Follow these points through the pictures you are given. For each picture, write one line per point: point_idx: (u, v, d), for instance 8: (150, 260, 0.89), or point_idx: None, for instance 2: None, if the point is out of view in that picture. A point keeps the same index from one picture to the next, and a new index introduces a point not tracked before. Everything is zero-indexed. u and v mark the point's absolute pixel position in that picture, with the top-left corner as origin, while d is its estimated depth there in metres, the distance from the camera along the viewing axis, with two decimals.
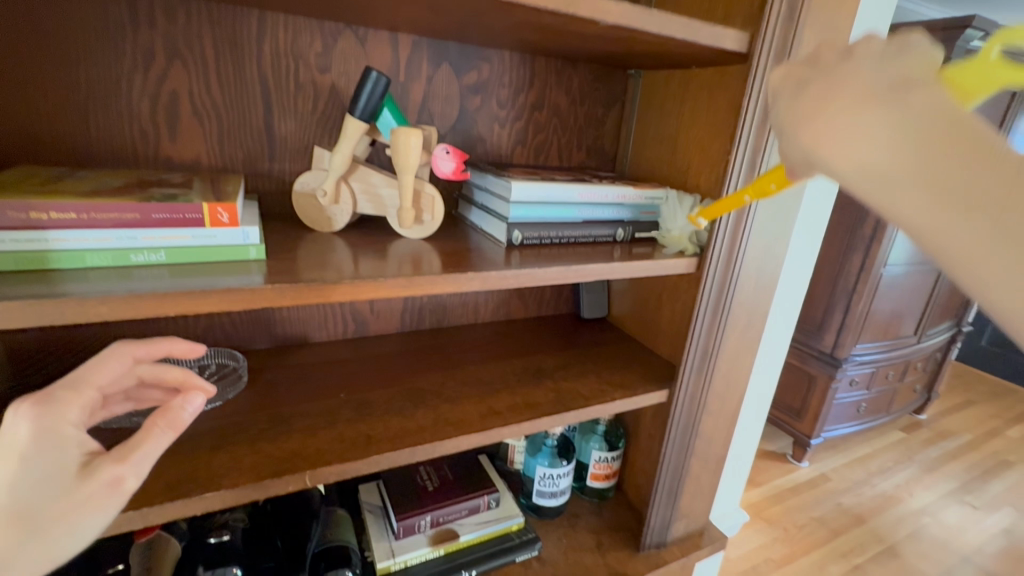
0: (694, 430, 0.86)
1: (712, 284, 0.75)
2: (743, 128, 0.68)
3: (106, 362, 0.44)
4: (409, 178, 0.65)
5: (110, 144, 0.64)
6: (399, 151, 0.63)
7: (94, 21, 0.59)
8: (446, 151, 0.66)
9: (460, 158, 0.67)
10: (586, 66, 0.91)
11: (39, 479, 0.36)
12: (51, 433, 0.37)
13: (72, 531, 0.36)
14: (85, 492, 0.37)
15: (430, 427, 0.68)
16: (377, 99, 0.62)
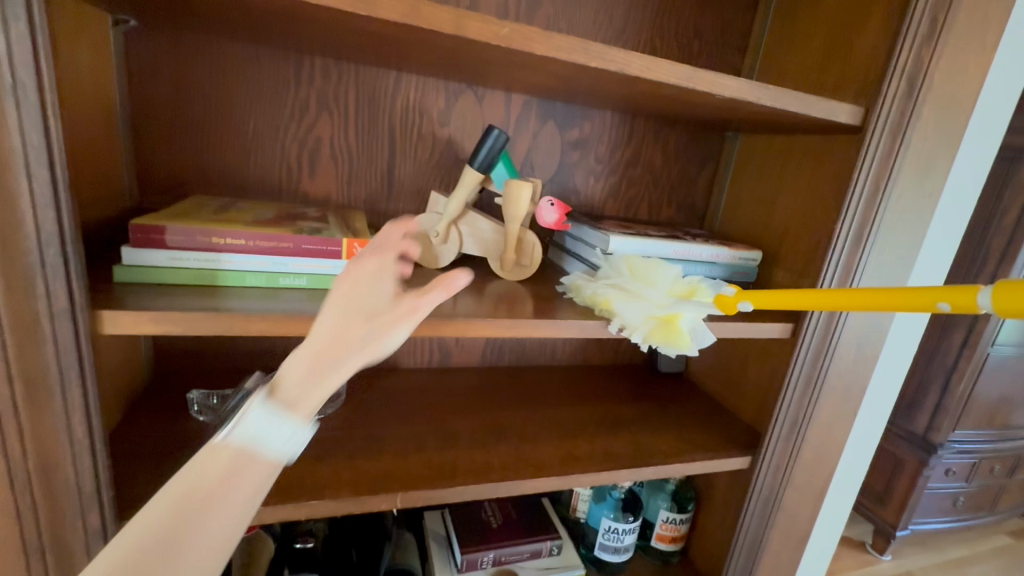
0: (778, 502, 0.82)
1: (809, 351, 0.74)
2: (852, 197, 0.68)
3: (363, 257, 0.44)
4: (516, 226, 0.70)
5: (263, 180, 0.74)
6: (512, 202, 0.68)
7: (267, 78, 0.70)
8: (551, 203, 0.70)
9: (563, 211, 0.71)
10: (682, 127, 0.95)
11: (370, 285, 0.44)
12: (375, 274, 0.44)
13: (317, 406, 0.42)
14: (328, 370, 0.41)
15: (511, 465, 0.70)
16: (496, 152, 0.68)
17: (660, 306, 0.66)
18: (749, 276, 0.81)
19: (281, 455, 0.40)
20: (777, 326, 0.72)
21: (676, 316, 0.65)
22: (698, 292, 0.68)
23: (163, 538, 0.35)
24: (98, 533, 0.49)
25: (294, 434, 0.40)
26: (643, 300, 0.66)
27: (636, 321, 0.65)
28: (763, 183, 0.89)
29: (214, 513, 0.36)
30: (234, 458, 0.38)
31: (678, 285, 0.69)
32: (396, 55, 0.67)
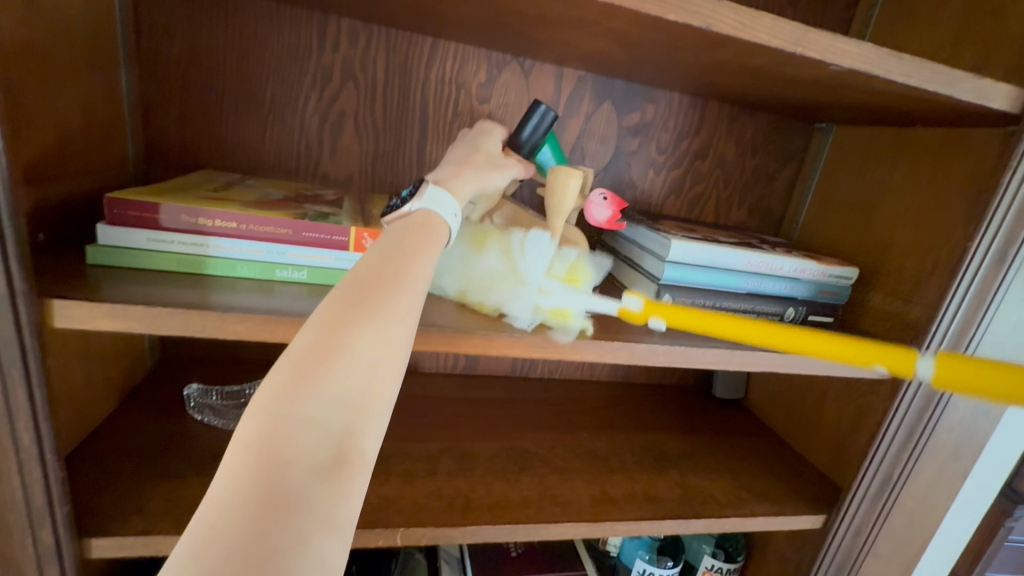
0: (853, 573, 0.68)
1: (916, 396, 0.59)
2: (993, 209, 0.52)
3: (486, 132, 0.54)
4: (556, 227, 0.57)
5: (278, 155, 0.66)
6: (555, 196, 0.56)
7: (287, 39, 0.62)
8: (603, 197, 0.59)
9: (618, 206, 0.59)
10: (763, 114, 0.81)
11: (490, 144, 0.53)
12: (488, 138, 0.53)
13: (416, 284, 0.37)
14: (433, 231, 0.42)
15: (535, 502, 0.60)
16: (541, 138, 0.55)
17: (543, 294, 0.51)
18: (838, 297, 0.67)
19: (395, 327, 0.34)
20: (876, 364, 0.59)
21: (563, 308, 0.51)
22: (581, 274, 0.54)
23: (263, 441, 0.28)
24: (51, 552, 0.42)
25: (414, 296, 0.36)
26: (521, 291, 0.51)
27: (517, 313, 0.51)
28: (862, 186, 0.73)
29: (317, 403, 0.30)
30: (324, 336, 0.32)
31: (559, 264, 0.54)
32: (430, 15, 0.58)
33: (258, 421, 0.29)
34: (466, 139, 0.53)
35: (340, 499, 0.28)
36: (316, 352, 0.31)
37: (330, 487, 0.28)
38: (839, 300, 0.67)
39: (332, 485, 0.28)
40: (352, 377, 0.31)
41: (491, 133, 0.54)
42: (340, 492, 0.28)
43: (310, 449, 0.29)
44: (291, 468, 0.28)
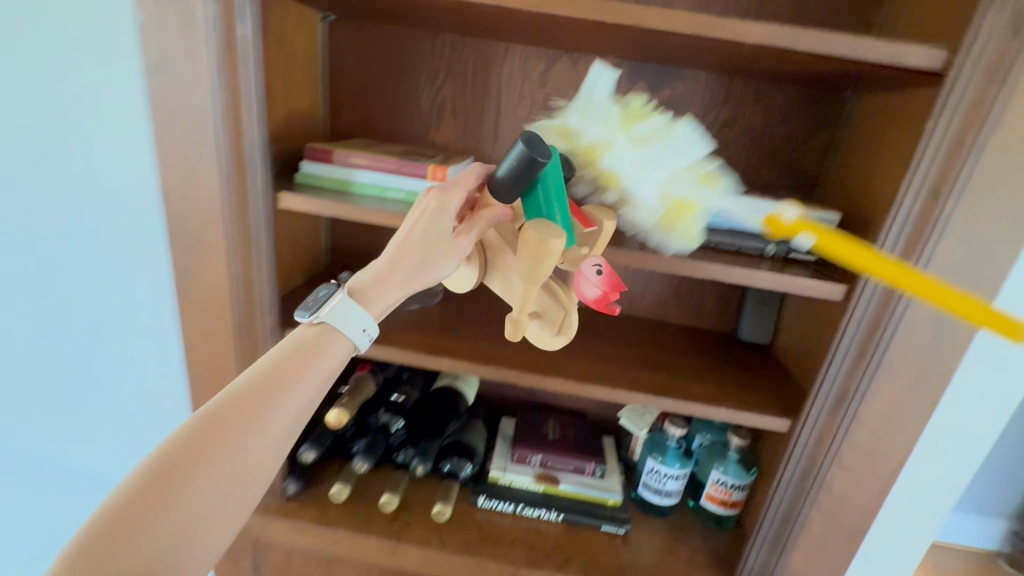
0: (818, 477, 0.79)
1: (865, 315, 0.70)
2: (923, 144, 0.63)
3: (435, 214, 0.61)
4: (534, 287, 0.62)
5: (404, 128, 1.00)
6: (533, 253, 0.58)
7: (413, 51, 0.96)
8: (594, 274, 0.61)
9: (609, 286, 0.61)
10: (792, 86, 0.92)
11: (437, 228, 0.61)
12: (437, 217, 0.61)
13: (296, 395, 0.54)
14: (326, 343, 0.58)
15: (544, 366, 0.84)
16: (525, 178, 0.56)
17: (672, 184, 0.59)
18: None
19: (265, 432, 0.51)
20: (818, 283, 0.72)
21: (686, 201, 0.59)
22: (717, 179, 0.60)
23: (135, 526, 0.43)
24: (269, 331, 0.80)
25: (290, 405, 0.53)
26: (663, 172, 0.59)
27: (648, 201, 0.60)
28: (872, 144, 0.81)
29: (186, 495, 0.46)
30: (202, 441, 0.48)
31: (698, 166, 0.60)
32: (498, 27, 0.85)
33: (133, 505, 0.44)
34: (423, 218, 0.61)
35: (193, 560, 0.46)
36: (194, 452, 0.47)
37: (184, 554, 0.45)
38: (821, 241, 0.78)
39: (222, 510, 0.48)
40: (216, 474, 0.48)
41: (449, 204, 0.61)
42: (190, 557, 0.46)
43: (203, 507, 0.47)
44: (155, 545, 0.44)
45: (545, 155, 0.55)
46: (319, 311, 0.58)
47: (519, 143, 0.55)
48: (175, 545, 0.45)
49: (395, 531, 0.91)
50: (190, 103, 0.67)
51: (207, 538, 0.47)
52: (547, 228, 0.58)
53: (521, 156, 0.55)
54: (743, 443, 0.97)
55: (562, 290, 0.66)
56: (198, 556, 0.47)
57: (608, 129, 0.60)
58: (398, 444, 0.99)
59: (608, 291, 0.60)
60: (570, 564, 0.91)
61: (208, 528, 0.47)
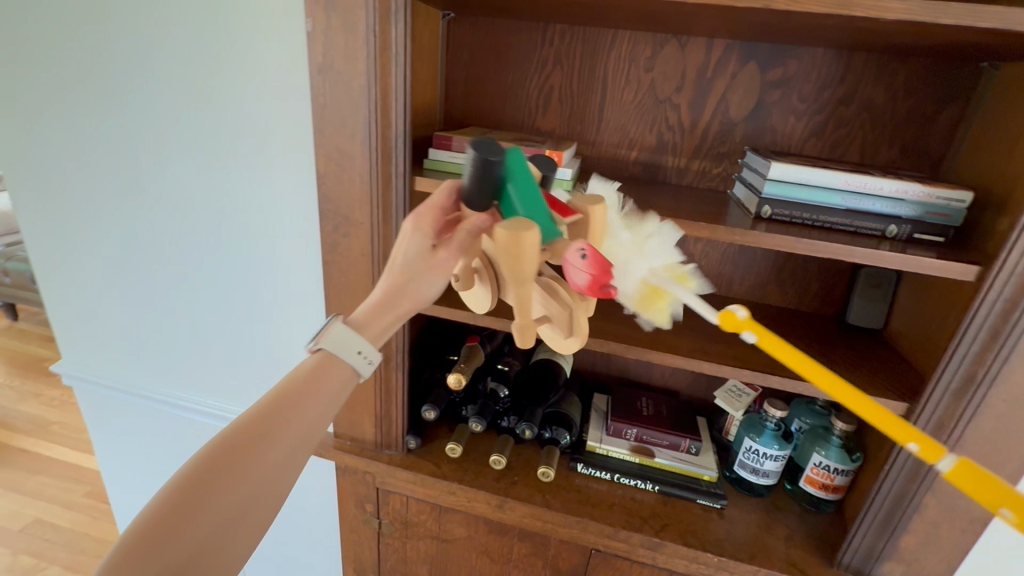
0: (935, 462, 0.77)
1: (1000, 297, 0.68)
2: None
3: (409, 236, 0.63)
4: (524, 286, 0.58)
5: (513, 117, 1.07)
6: (505, 250, 0.55)
7: (524, 42, 1.01)
8: (581, 260, 0.56)
9: (598, 270, 0.55)
10: (919, 59, 0.88)
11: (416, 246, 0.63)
12: (415, 237, 0.63)
13: (312, 408, 0.62)
14: (337, 363, 0.65)
15: (649, 341, 0.89)
16: (487, 183, 0.57)
17: (652, 272, 0.63)
18: (948, 219, 0.76)
19: (288, 438, 0.59)
20: (946, 264, 0.70)
21: (662, 289, 0.62)
22: (689, 279, 0.65)
23: (185, 515, 0.51)
24: None
25: (307, 414, 0.61)
26: (641, 259, 0.64)
27: (625, 287, 0.63)
28: (1012, 119, 0.77)
29: (223, 488, 0.54)
30: (235, 443, 0.56)
31: (673, 266, 0.65)
32: (610, 16, 0.89)
33: (181, 498, 0.52)
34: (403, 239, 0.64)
35: (230, 549, 0.53)
36: (229, 452, 0.55)
37: (225, 539, 0.53)
38: (949, 222, 0.76)
39: (255, 503, 0.55)
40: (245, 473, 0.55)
41: (421, 224, 0.63)
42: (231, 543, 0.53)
43: (239, 500, 0.54)
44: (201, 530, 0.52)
45: (488, 152, 0.55)
46: (320, 340, 0.64)
47: (467, 151, 0.56)
48: (207, 548, 0.52)
49: (503, 487, 0.99)
50: (349, 98, 0.77)
51: (238, 542, 0.54)
52: (518, 222, 0.54)
53: (472, 164, 0.56)
54: (848, 427, 0.96)
55: (563, 291, 0.63)
56: (231, 555, 0.53)
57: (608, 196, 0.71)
58: (503, 410, 1.07)
59: (596, 274, 0.55)
60: (668, 530, 0.95)
61: (239, 530, 0.54)
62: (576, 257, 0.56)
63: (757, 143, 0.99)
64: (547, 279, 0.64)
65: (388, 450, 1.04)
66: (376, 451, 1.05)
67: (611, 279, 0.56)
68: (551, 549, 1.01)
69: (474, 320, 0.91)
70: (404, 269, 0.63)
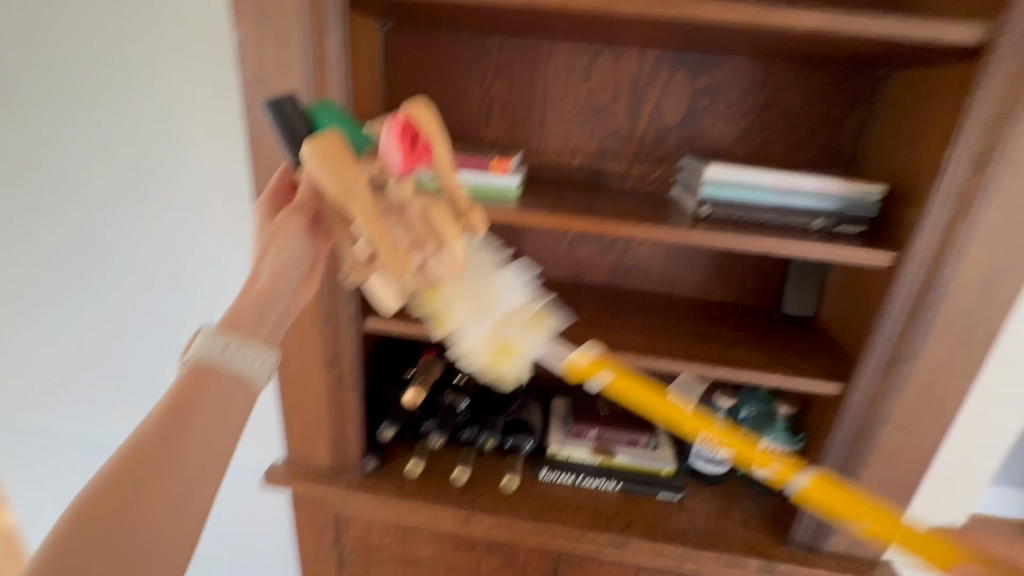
0: (869, 436, 0.83)
1: (913, 278, 0.75)
2: (962, 122, 0.67)
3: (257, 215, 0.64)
4: (357, 194, 0.55)
5: (456, 127, 1.07)
6: (319, 166, 0.54)
7: (464, 54, 1.02)
8: (389, 136, 0.58)
9: (404, 133, 0.58)
10: (829, 67, 0.96)
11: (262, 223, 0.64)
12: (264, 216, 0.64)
13: (197, 429, 0.53)
14: (217, 373, 0.55)
15: (602, 342, 0.91)
16: (299, 131, 0.56)
17: (494, 333, 0.69)
18: (864, 212, 0.83)
19: (173, 473, 0.50)
20: (868, 253, 0.76)
21: (508, 345, 0.70)
22: (540, 323, 0.73)
23: None
24: (351, 317, 0.87)
25: (191, 440, 0.52)
26: (483, 321, 0.69)
27: (475, 343, 0.69)
28: (909, 118, 0.85)
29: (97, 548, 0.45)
30: (104, 495, 0.47)
31: (521, 310, 0.71)
32: (546, 27, 0.91)
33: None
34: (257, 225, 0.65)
35: None
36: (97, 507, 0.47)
37: None
38: (865, 214, 0.83)
39: (145, 556, 0.47)
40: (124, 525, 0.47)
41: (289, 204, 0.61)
42: None
43: (122, 557, 0.46)
44: None
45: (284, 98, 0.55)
46: (187, 354, 0.56)
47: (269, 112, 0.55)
48: None
49: (468, 501, 0.97)
50: None
51: None
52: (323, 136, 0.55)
53: (276, 116, 0.55)
54: (790, 410, 1.04)
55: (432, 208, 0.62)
56: None
57: (496, 291, 0.70)
58: (462, 422, 1.05)
59: (400, 140, 0.57)
60: (633, 527, 0.97)
61: None
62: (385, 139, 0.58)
63: (691, 147, 1.04)
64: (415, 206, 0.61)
65: (346, 474, 1.00)
66: (333, 476, 1.00)
67: (411, 128, 0.58)
68: (519, 559, 1.00)
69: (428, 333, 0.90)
70: (258, 247, 0.62)
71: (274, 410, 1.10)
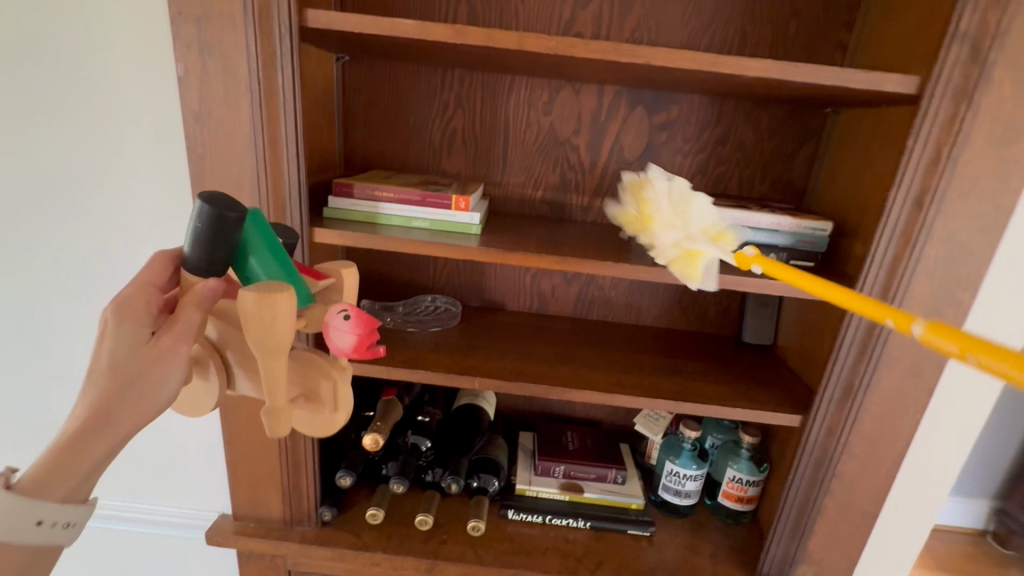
0: (830, 467, 0.84)
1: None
2: (907, 156, 0.68)
3: (112, 318, 0.45)
4: (282, 359, 0.47)
5: (418, 159, 1.05)
6: (256, 317, 0.44)
7: (424, 87, 1.01)
8: (343, 319, 0.49)
9: (363, 329, 0.49)
10: (778, 105, 1.00)
11: (123, 336, 0.45)
12: (125, 321, 0.45)
13: None
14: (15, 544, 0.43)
15: (569, 378, 0.89)
16: (224, 245, 0.45)
17: (687, 238, 0.67)
18: (816, 247, 0.86)
19: None
20: None
21: (697, 250, 0.65)
22: (727, 235, 0.69)
23: None
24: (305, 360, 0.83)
25: None
26: (677, 229, 0.67)
27: (667, 242, 0.67)
28: (854, 156, 0.89)
29: None
30: None
31: (711, 226, 0.69)
32: (505, 63, 0.91)
33: None
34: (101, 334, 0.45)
35: None
36: None
37: None
38: (817, 249, 0.85)
39: None
40: None
41: (123, 315, 0.45)
42: None
43: None
44: None
45: (235, 208, 0.44)
46: None
47: (200, 203, 0.44)
48: None
49: (432, 548, 0.92)
50: (233, 148, 0.71)
51: None
52: (271, 284, 0.45)
53: (206, 218, 0.44)
54: (754, 440, 1.02)
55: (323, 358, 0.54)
56: None
57: (662, 189, 0.69)
58: (426, 463, 1.02)
59: (364, 332, 0.49)
60: (603, 567, 0.95)
61: None
62: (333, 321, 0.49)
63: None
64: (302, 356, 0.54)
65: (300, 526, 0.93)
66: (286, 528, 0.93)
67: (379, 336, 0.50)
68: None
69: (388, 374, 0.86)
70: (118, 380, 0.44)
71: (220, 458, 1.02)
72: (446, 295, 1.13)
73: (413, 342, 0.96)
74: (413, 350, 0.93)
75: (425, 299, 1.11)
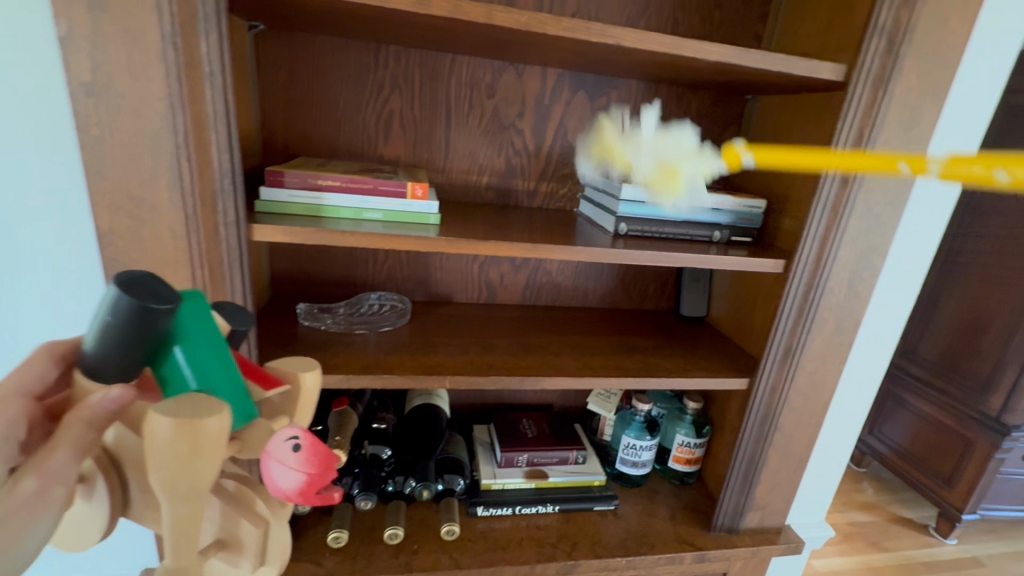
0: (773, 422, 0.94)
1: (792, 308, 0.86)
2: (837, 135, 0.78)
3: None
4: (198, 502, 0.39)
5: (350, 144, 0.95)
6: (170, 452, 0.36)
7: (354, 62, 0.91)
8: (291, 454, 0.42)
9: (310, 469, 0.42)
10: (705, 91, 1.06)
11: None
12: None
13: None
14: None
15: (536, 367, 0.88)
16: (142, 347, 0.39)
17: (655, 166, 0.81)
18: (752, 223, 0.93)
19: None
20: (769, 261, 0.84)
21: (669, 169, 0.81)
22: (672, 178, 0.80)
23: None
24: None
25: None
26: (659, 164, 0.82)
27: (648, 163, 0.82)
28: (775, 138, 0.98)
29: None
30: None
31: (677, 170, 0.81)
32: (450, 39, 0.85)
33: None
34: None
35: None
36: None
37: None
38: (753, 225, 0.93)
39: None
40: None
41: None
42: None
43: None
44: None
45: (165, 298, 0.37)
46: None
47: (112, 294, 0.37)
48: None
49: (404, 562, 0.86)
50: (142, 130, 0.58)
51: None
52: (199, 404, 0.37)
53: (124, 314, 0.36)
54: (696, 405, 1.09)
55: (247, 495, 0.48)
56: None
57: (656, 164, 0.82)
58: (387, 474, 0.95)
59: (316, 474, 0.42)
60: (578, 547, 0.96)
61: None
62: (279, 454, 0.42)
63: None
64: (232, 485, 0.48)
65: None
66: None
67: (335, 477, 0.43)
68: None
69: (346, 383, 0.78)
70: None
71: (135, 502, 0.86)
72: (387, 291, 1.05)
73: (365, 345, 0.88)
74: (368, 353, 0.85)
75: (367, 298, 1.03)
